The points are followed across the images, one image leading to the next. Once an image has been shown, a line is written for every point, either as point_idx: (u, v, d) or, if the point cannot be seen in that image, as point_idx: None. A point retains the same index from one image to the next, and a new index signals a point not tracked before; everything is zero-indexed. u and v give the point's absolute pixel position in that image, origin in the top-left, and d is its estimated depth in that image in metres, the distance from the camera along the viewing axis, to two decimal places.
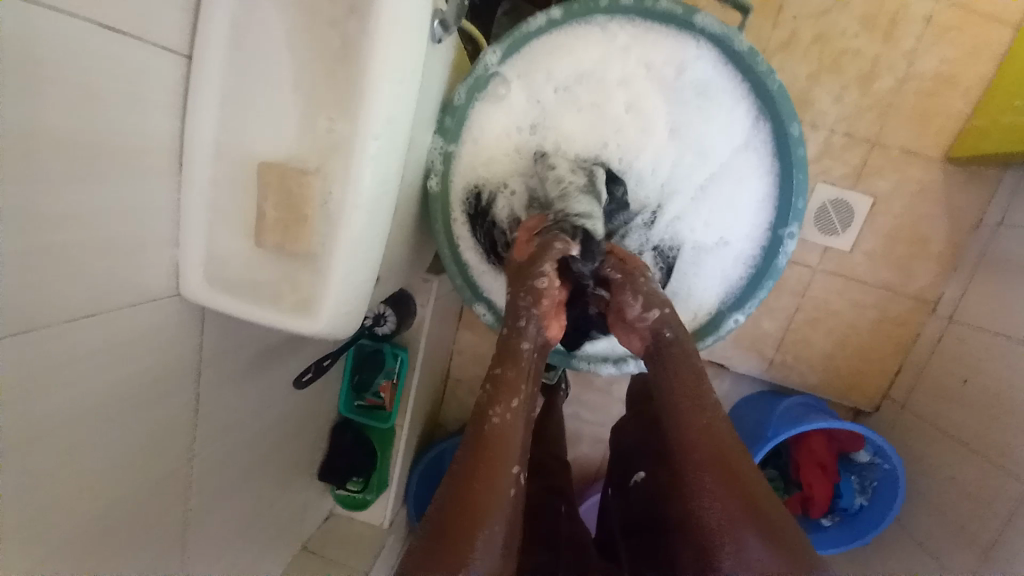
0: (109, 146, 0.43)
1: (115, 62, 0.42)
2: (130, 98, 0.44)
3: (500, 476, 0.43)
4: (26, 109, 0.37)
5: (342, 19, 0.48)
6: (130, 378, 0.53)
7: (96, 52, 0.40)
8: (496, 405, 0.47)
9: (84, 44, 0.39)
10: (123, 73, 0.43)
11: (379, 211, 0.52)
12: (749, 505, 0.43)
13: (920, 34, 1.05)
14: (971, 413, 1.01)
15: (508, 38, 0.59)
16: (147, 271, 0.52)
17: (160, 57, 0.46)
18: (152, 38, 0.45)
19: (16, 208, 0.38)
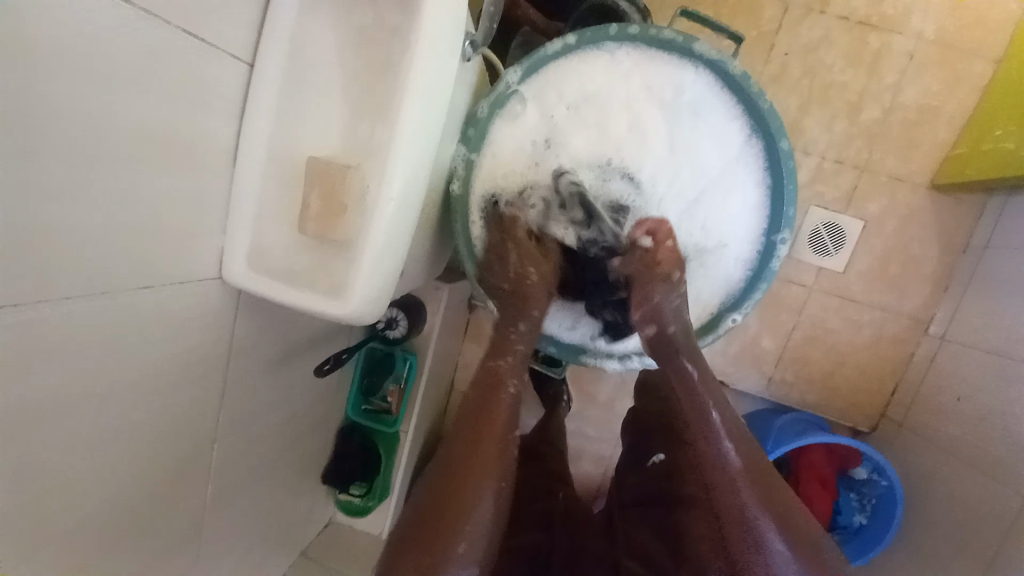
0: (175, 138, 0.50)
1: (186, 63, 0.48)
2: (197, 98, 0.51)
3: (479, 485, 0.57)
4: (111, 98, 0.43)
5: (385, 37, 0.55)
6: (165, 355, 0.57)
7: (174, 55, 0.47)
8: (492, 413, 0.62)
9: (169, 49, 0.46)
10: (191, 73, 0.49)
11: (405, 210, 0.57)
12: (773, 520, 0.56)
13: (901, 70, 1.13)
14: (966, 430, 1.03)
15: (527, 60, 0.66)
16: (194, 253, 0.57)
17: (228, 63, 0.53)
18: (224, 47, 0.52)
19: (87, 178, 0.43)
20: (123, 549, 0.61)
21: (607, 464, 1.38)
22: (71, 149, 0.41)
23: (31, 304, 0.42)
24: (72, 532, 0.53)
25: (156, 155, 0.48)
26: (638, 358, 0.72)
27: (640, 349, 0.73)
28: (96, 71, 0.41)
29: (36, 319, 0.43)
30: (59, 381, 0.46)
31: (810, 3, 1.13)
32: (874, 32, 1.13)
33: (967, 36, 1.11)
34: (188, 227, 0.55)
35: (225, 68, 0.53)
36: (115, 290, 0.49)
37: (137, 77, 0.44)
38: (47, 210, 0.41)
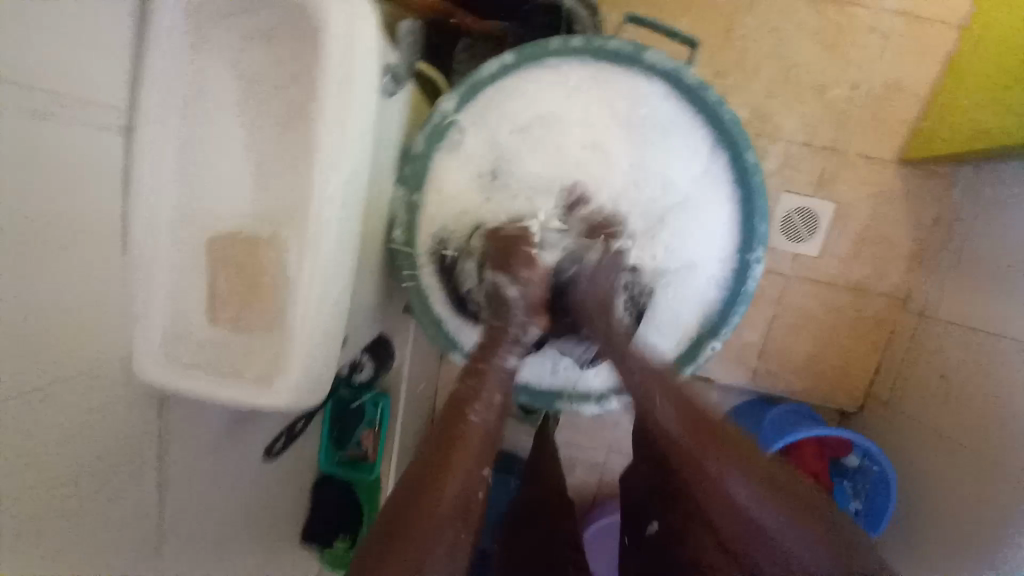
0: (48, 234, 0.41)
1: (43, 150, 0.40)
2: (68, 180, 0.42)
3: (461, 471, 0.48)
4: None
5: (290, 84, 0.48)
6: (78, 474, 0.49)
7: (26, 143, 0.38)
8: (473, 406, 0.51)
9: (19, 132, 0.38)
10: (51, 158, 0.41)
11: (334, 278, 0.50)
12: (733, 466, 0.53)
13: (860, 46, 1.09)
14: (951, 408, 1.02)
15: (462, 84, 0.58)
16: (92, 353, 0.48)
17: (95, 134, 0.44)
18: (88, 117, 0.43)
19: None
20: None
21: (600, 473, 1.35)
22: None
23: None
24: None
25: (26, 259, 0.40)
26: (618, 399, 0.67)
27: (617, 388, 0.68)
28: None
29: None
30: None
31: None
32: (830, 7, 1.08)
33: (924, 4, 1.07)
34: (78, 330, 0.46)
35: (93, 139, 0.44)
36: (3, 425, 0.40)
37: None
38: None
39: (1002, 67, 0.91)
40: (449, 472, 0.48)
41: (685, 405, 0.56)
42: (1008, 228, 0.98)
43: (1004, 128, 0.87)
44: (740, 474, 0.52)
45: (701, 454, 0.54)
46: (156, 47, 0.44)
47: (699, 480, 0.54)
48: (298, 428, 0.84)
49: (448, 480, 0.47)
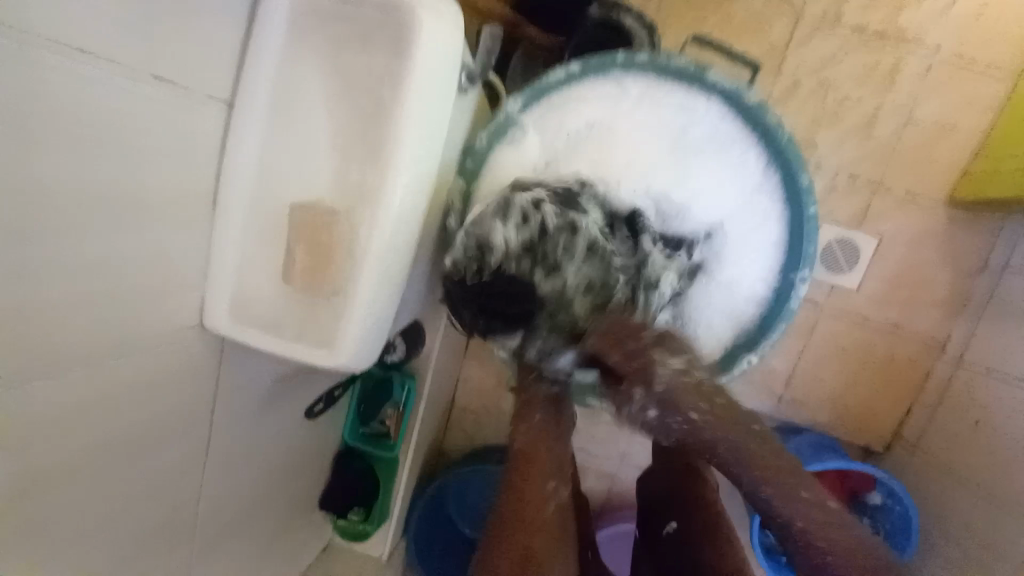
0: (145, 190, 0.46)
1: (155, 116, 0.45)
2: (172, 142, 0.47)
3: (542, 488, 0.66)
4: (68, 156, 0.39)
5: (373, 78, 0.52)
6: (143, 412, 0.53)
7: (141, 107, 0.43)
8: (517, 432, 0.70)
9: (128, 93, 0.42)
10: (161, 124, 0.45)
11: (395, 257, 0.54)
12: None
13: (918, 84, 1.08)
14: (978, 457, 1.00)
15: (529, 89, 0.63)
16: (172, 305, 0.54)
17: (202, 104, 0.49)
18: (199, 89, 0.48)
19: (56, 247, 0.40)
20: None
21: (610, 483, 1.35)
22: (27, 210, 0.37)
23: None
24: None
25: (122, 211, 0.44)
26: None
27: None
28: (43, 121, 0.36)
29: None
30: (26, 466, 0.43)
31: (821, 15, 1.08)
32: (891, 44, 1.08)
33: (988, 47, 1.06)
34: (162, 283, 0.51)
35: (199, 109, 0.49)
36: (84, 358, 0.45)
37: (94, 129, 0.40)
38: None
39: None
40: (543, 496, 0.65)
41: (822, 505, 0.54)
42: None
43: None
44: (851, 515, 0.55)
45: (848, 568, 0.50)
46: (262, 34, 0.49)
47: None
48: (337, 395, 0.90)
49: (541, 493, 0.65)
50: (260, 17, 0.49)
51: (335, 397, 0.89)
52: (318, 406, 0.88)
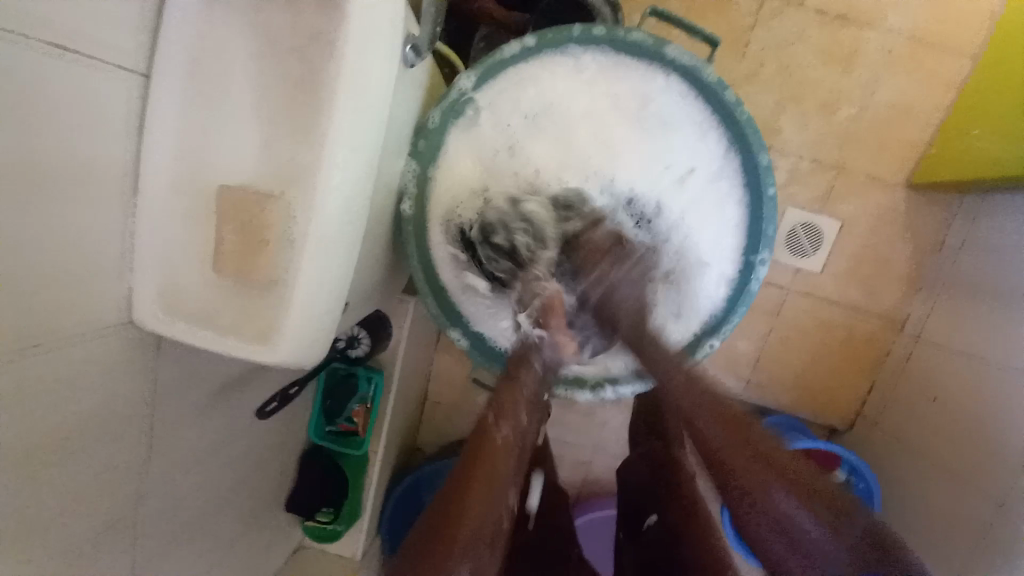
0: (49, 168, 0.40)
1: (66, 90, 0.40)
2: (77, 118, 0.42)
3: (492, 496, 0.51)
4: None
5: (310, 47, 0.48)
6: (65, 416, 0.48)
7: (51, 79, 0.39)
8: (500, 421, 0.56)
9: (28, 59, 0.37)
10: (74, 98, 0.41)
11: (342, 240, 0.50)
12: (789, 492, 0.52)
13: (878, 66, 1.10)
14: (938, 432, 1.03)
15: (482, 64, 0.59)
16: (96, 299, 0.49)
17: (119, 77, 0.45)
18: (113, 60, 0.44)
19: None
20: None
21: (585, 471, 1.35)
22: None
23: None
24: None
25: (25, 189, 0.39)
26: (612, 387, 0.66)
27: (614, 375, 0.67)
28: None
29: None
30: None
31: None
32: (850, 26, 1.08)
33: (944, 29, 1.08)
34: (80, 275, 0.46)
35: (109, 82, 0.44)
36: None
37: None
38: None
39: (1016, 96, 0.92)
40: (473, 515, 0.50)
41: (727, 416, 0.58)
42: (1011, 257, 0.98)
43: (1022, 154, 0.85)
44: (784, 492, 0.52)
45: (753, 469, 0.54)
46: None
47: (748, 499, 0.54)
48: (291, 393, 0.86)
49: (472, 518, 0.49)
50: None
51: (291, 394, 0.85)
52: (271, 404, 0.84)
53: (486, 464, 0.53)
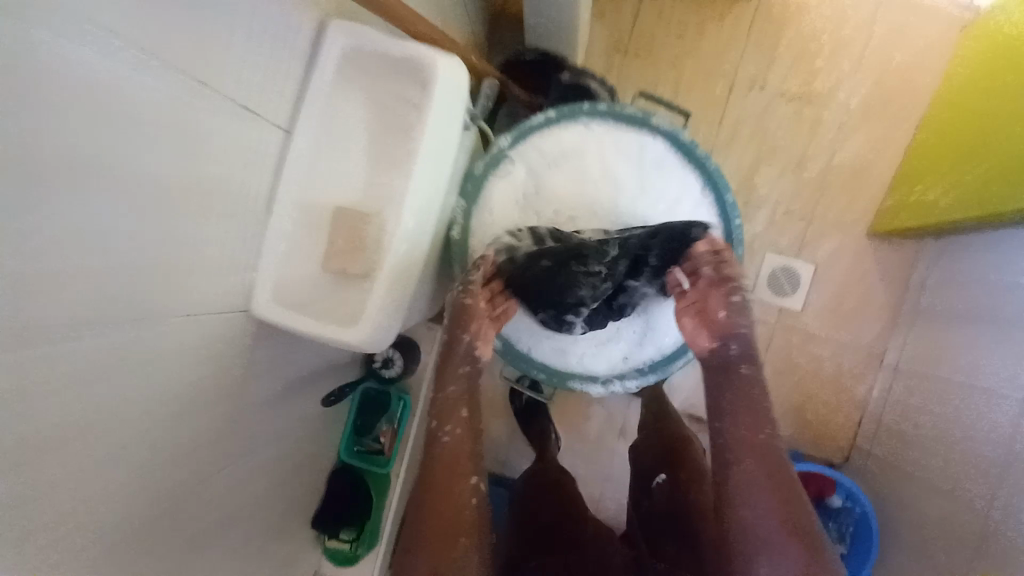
0: (222, 186, 0.55)
1: (239, 132, 0.54)
2: (244, 152, 0.56)
3: (460, 486, 0.68)
4: (178, 156, 0.47)
5: (404, 110, 0.66)
6: (195, 376, 0.59)
7: (230, 126, 0.53)
8: (446, 427, 0.71)
9: (221, 110, 0.51)
10: (242, 139, 0.55)
11: (413, 249, 0.67)
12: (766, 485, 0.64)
13: (834, 136, 1.32)
14: (925, 451, 1.11)
15: (516, 129, 0.80)
16: (231, 288, 0.62)
17: (273, 127, 0.60)
18: (271, 117, 0.59)
19: (163, 223, 0.48)
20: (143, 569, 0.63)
21: (597, 502, 1.40)
22: (149, 192, 0.46)
23: (98, 326, 0.44)
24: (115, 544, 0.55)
25: (204, 200, 0.52)
26: (619, 382, 0.82)
27: (619, 372, 0.83)
28: (171, 125, 0.46)
29: (97, 340, 0.44)
30: (113, 405, 0.49)
31: (751, 81, 1.33)
32: (808, 104, 1.32)
33: (888, 106, 1.30)
34: (225, 268, 0.59)
35: (267, 132, 0.59)
36: (161, 321, 0.52)
37: (194, 130, 0.48)
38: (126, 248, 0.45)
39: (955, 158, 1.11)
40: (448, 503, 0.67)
41: (753, 422, 0.67)
42: (966, 290, 1.13)
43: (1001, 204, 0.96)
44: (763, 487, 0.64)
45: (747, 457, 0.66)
46: (320, 76, 0.62)
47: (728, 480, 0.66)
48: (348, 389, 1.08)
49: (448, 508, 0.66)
50: (317, 61, 0.62)
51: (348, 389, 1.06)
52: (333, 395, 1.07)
53: (445, 459, 0.69)
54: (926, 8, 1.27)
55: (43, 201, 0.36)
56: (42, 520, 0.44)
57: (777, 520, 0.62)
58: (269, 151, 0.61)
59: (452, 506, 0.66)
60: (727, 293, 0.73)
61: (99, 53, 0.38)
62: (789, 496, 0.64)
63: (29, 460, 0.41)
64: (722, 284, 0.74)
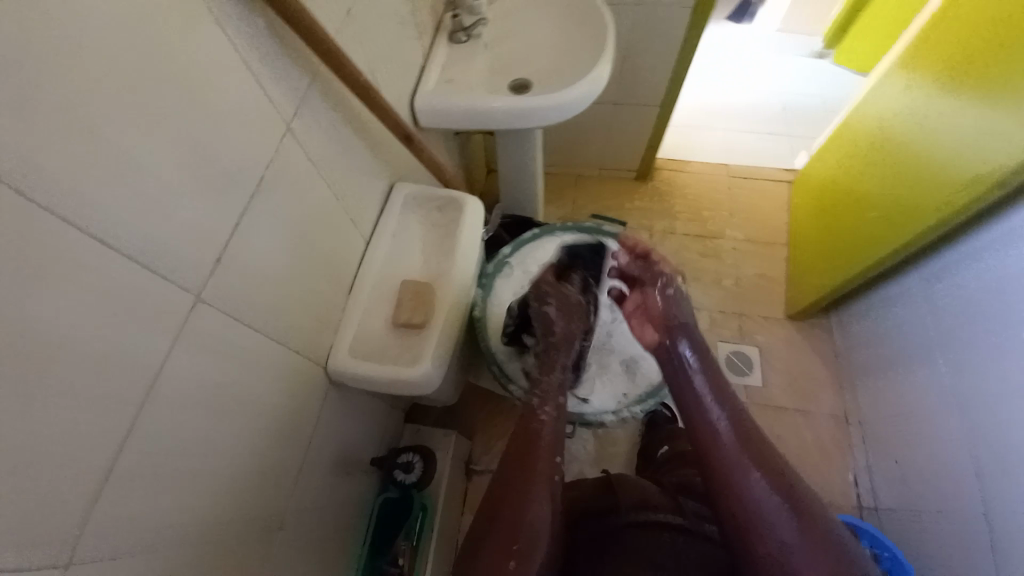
0: (331, 260, 0.81)
1: (345, 228, 0.84)
2: (346, 242, 0.85)
3: (548, 465, 0.72)
4: (315, 229, 0.75)
5: (446, 226, 1.00)
6: (289, 404, 0.74)
7: (340, 223, 0.83)
8: (544, 409, 0.79)
9: (340, 212, 0.82)
10: (346, 234, 0.85)
11: (459, 309, 0.92)
12: (759, 472, 0.68)
13: (734, 255, 1.79)
14: (924, 480, 1.22)
15: (514, 242, 1.15)
16: (324, 342, 0.81)
17: (362, 235, 0.90)
18: (363, 228, 0.91)
19: (299, 270, 0.73)
20: None
21: None
22: (298, 245, 0.72)
23: (255, 323, 0.64)
24: (206, 548, 0.60)
25: (321, 265, 0.79)
26: (626, 409, 1.02)
27: (624, 404, 1.03)
28: (317, 211, 0.75)
29: (251, 337, 0.64)
30: (245, 396, 0.64)
31: (664, 228, 1.84)
32: (707, 237, 1.82)
33: (763, 233, 1.83)
34: (322, 319, 0.80)
35: (358, 235, 0.90)
36: (285, 342, 0.71)
37: (325, 218, 0.78)
38: (281, 276, 0.68)
39: (825, 253, 1.55)
40: (534, 480, 0.69)
41: (730, 414, 0.75)
42: (880, 342, 1.43)
43: (859, 268, 1.36)
44: (761, 478, 0.68)
45: (736, 450, 0.71)
46: (392, 208, 0.97)
47: (723, 475, 0.70)
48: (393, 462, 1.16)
49: (536, 489, 0.68)
50: (390, 199, 0.97)
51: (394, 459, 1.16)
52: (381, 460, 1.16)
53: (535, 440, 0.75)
54: (762, 178, 1.93)
55: (255, 230, 0.62)
56: (184, 471, 0.55)
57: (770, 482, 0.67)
58: (358, 248, 0.90)
59: (534, 487, 0.69)
60: (663, 287, 0.90)
61: (299, 162, 0.69)
62: (787, 484, 0.67)
63: (197, 413, 0.55)
64: (656, 279, 0.91)
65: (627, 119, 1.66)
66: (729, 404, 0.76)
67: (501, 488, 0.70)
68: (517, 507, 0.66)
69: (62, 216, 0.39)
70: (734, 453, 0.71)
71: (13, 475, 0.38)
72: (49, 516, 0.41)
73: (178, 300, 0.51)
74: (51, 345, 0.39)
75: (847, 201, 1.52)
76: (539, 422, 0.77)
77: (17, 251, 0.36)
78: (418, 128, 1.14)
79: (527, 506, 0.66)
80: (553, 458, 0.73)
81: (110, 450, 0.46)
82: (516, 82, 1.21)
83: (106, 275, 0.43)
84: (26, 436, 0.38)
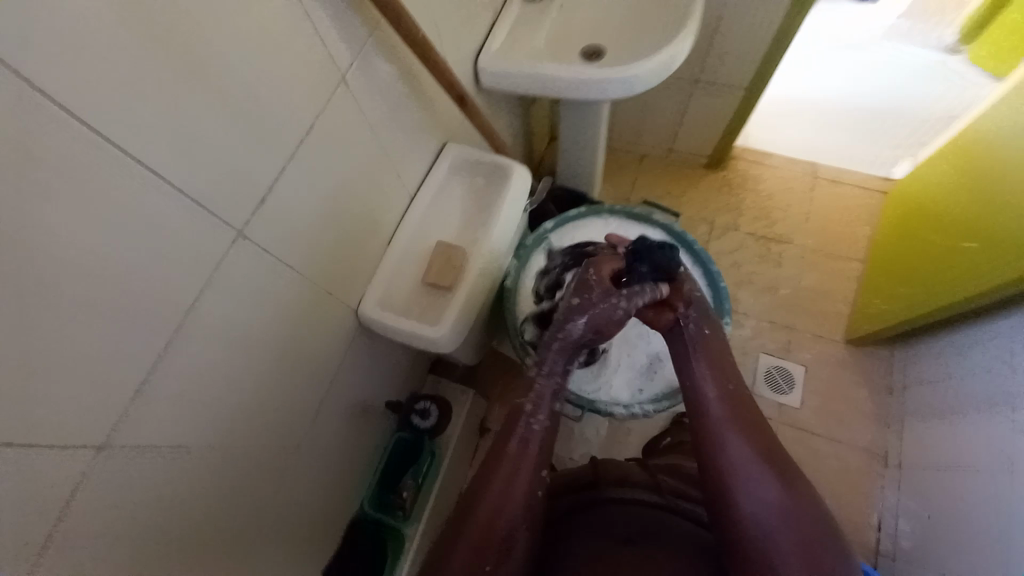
0: (371, 212, 0.84)
1: (389, 183, 0.86)
2: (388, 197, 0.87)
3: (533, 474, 0.66)
4: (357, 181, 0.78)
5: (488, 192, 0.99)
6: (315, 343, 0.80)
7: (384, 177, 0.85)
8: (536, 413, 0.71)
9: (385, 166, 0.84)
10: (389, 189, 0.87)
11: (486, 277, 0.92)
12: (739, 430, 0.65)
13: (798, 263, 1.65)
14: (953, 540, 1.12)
15: (557, 217, 1.13)
16: (355, 290, 0.86)
17: (405, 191, 0.92)
18: (407, 185, 0.92)
19: (337, 219, 0.76)
20: (229, 511, 0.72)
21: None
22: (339, 195, 0.75)
23: (288, 264, 0.69)
24: (224, 454, 0.68)
25: (360, 216, 0.82)
26: (638, 406, 0.99)
27: (637, 400, 1.01)
28: (361, 163, 0.77)
29: (283, 277, 0.68)
30: (273, 330, 0.70)
31: (726, 224, 1.72)
32: (772, 240, 1.69)
33: (838, 246, 1.66)
34: (355, 269, 0.84)
35: (402, 191, 0.92)
36: (316, 284, 0.76)
37: (369, 171, 0.80)
38: (318, 222, 0.72)
39: (904, 279, 1.39)
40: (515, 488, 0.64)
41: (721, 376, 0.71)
42: (945, 386, 1.29)
43: (940, 303, 1.22)
44: (739, 436, 0.64)
45: (716, 407, 0.68)
46: (439, 168, 0.97)
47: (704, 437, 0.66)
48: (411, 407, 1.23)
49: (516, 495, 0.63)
50: (439, 159, 0.98)
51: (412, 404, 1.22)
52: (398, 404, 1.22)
53: (522, 442, 0.68)
54: (852, 184, 1.73)
55: (297, 177, 0.65)
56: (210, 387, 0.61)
57: (754, 452, 0.63)
58: (399, 203, 0.92)
59: (514, 496, 0.63)
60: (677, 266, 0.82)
61: (346, 113, 0.71)
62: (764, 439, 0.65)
63: (225, 338, 0.61)
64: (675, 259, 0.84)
65: (706, 100, 1.53)
66: (722, 370, 0.72)
67: (478, 485, 0.65)
68: (492, 514, 0.62)
69: (106, 141, 0.43)
70: (715, 410, 0.67)
71: (59, 365, 0.44)
72: (89, 405, 0.48)
73: (214, 234, 0.56)
74: (94, 259, 0.45)
75: (944, 224, 1.34)
76: (531, 424, 0.70)
77: (65, 172, 0.40)
78: (479, 88, 1.12)
79: (504, 520, 0.61)
80: (539, 468, 0.67)
81: (145, 358, 0.52)
82: (589, 48, 1.13)
83: (145, 202, 0.47)
84: (69, 334, 0.44)
